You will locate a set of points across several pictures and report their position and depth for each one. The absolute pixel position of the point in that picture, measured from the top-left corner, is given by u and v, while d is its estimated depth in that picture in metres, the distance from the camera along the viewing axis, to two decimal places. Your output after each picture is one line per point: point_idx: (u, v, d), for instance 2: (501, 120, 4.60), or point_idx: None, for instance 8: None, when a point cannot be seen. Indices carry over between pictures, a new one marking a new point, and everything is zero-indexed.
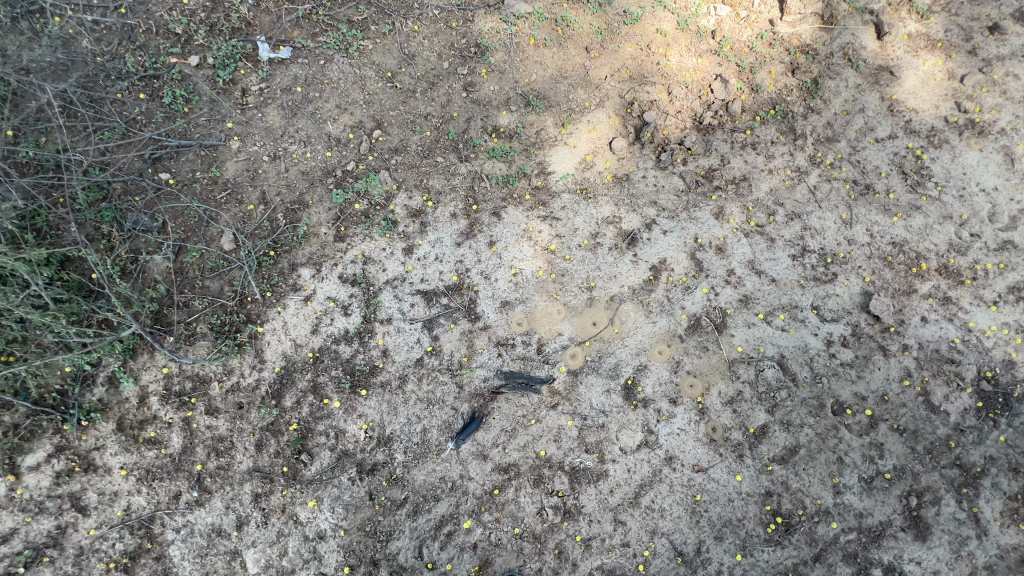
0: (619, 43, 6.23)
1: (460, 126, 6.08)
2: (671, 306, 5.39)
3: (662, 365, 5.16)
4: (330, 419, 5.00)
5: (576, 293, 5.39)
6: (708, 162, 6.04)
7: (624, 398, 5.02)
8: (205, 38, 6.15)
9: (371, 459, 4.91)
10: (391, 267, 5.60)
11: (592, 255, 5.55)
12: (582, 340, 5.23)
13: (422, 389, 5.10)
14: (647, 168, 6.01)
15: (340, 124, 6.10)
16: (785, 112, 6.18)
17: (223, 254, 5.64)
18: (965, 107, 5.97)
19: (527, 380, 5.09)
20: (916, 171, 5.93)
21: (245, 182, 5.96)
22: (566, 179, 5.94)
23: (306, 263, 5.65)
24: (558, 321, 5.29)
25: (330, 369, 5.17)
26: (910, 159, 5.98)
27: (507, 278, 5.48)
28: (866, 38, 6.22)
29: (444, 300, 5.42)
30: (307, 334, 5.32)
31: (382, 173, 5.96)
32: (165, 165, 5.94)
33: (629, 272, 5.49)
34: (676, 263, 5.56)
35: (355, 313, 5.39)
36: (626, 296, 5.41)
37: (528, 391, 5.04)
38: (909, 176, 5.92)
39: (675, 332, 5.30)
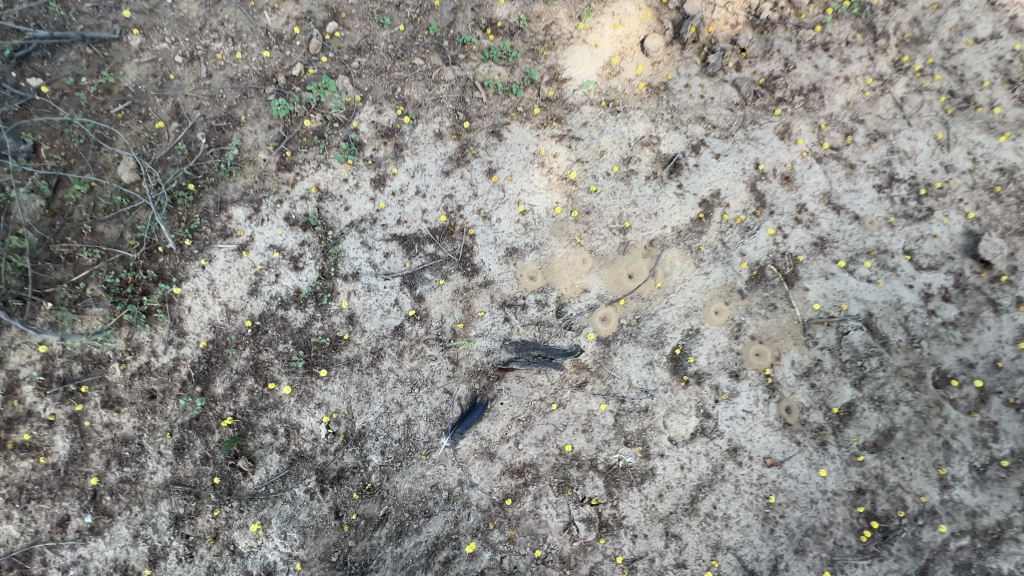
0: None
1: (443, 18, 4.47)
2: (727, 253, 4.15)
3: (719, 329, 3.94)
4: (278, 411, 3.67)
5: (605, 237, 4.06)
6: (767, 68, 4.61)
7: (671, 373, 3.83)
8: None
9: (336, 464, 3.63)
10: (356, 205, 4.15)
11: (625, 186, 4.19)
12: (615, 297, 3.96)
13: (404, 367, 3.79)
14: (690, 74, 4.55)
15: (280, 14, 4.43)
16: (861, 4, 4.61)
17: (122, 187, 4.10)
18: None
19: (544, 351, 3.84)
20: None
21: (150, 91, 4.33)
22: (587, 88, 4.45)
23: (238, 201, 4.16)
24: (582, 274, 3.97)
25: (276, 343, 3.78)
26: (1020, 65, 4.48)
27: (513, 217, 4.10)
28: None
29: (429, 249, 4.05)
30: (243, 297, 3.91)
31: (340, 79, 4.39)
32: (34, 68, 4.26)
33: (673, 208, 4.18)
34: (732, 197, 4.26)
35: (308, 267, 3.97)
36: (669, 239, 4.13)
37: (547, 366, 3.80)
38: (1018, 86, 4.46)
39: (734, 286, 4.06)
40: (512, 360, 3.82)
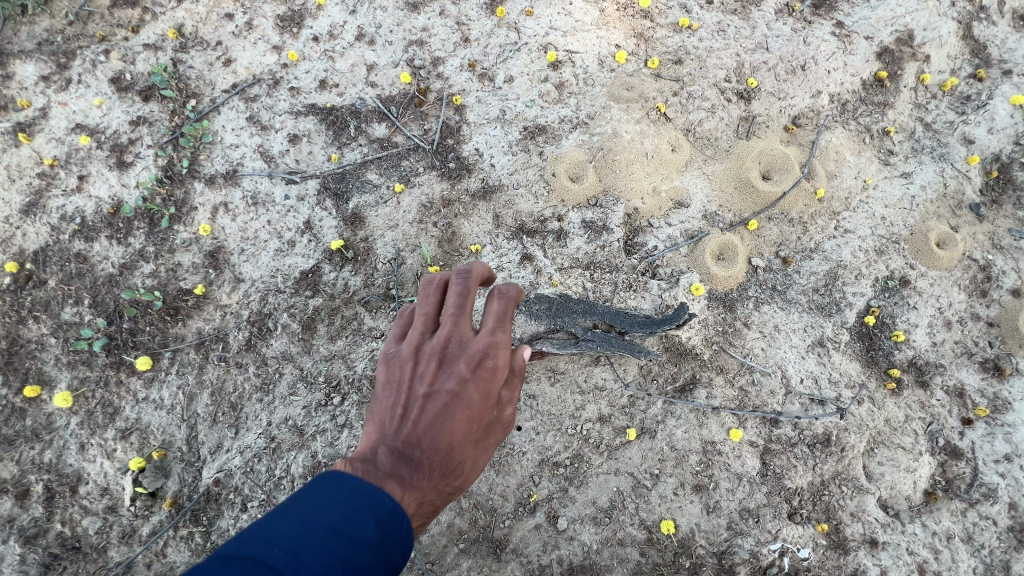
0: None
1: None
2: (936, 141, 2.22)
3: (949, 279, 1.98)
4: (36, 448, 1.72)
5: (713, 105, 2.13)
6: None
7: (863, 364, 1.89)
8: None
9: (150, 569, 1.67)
10: (245, 58, 2.25)
11: (742, 22, 2.24)
12: (739, 218, 2.02)
13: (312, 356, 1.83)
14: None
15: None
16: None
17: None
18: None
19: (605, 319, 1.84)
20: None
21: None
22: None
23: (30, 52, 2.25)
24: (672, 174, 2.05)
25: (57, 307, 1.86)
26: None
27: (534, 74, 2.19)
28: None
29: (378, 132, 2.13)
30: (9, 219, 2.00)
31: None
32: None
33: (834, 60, 2.23)
34: (934, 45, 2.26)
35: (141, 163, 2.06)
36: (828, 116, 2.20)
37: (614, 348, 1.80)
38: None
39: (962, 198, 2.12)
40: (537, 338, 1.79)
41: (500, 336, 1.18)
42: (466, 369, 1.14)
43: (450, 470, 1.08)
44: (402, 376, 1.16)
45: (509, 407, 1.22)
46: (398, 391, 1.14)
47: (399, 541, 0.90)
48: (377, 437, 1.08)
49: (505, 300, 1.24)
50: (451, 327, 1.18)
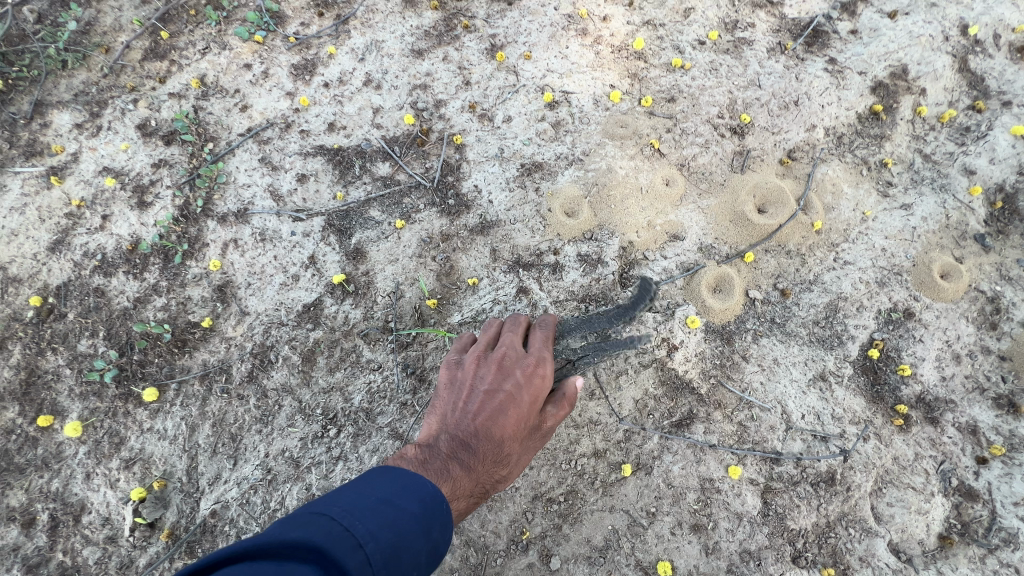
0: None
1: None
2: (936, 172, 2.20)
3: (956, 312, 1.94)
4: (46, 476, 1.78)
5: (707, 141, 2.17)
6: None
7: (868, 400, 1.83)
8: None
9: None
10: (260, 104, 2.40)
11: (734, 60, 2.32)
12: (735, 250, 2.02)
13: (312, 388, 1.87)
14: None
15: None
16: None
17: None
18: None
19: (586, 330, 1.91)
20: None
21: None
22: None
23: (67, 103, 2.46)
24: (666, 207, 2.07)
25: (74, 339, 1.95)
26: None
27: (531, 114, 2.27)
28: None
29: (382, 170, 2.23)
30: (36, 257, 2.12)
31: None
32: None
33: (827, 95, 2.28)
34: (930, 77, 2.31)
35: (160, 203, 2.19)
36: (824, 149, 2.22)
37: (609, 350, 1.88)
38: None
39: (966, 228, 2.09)
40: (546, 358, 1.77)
41: (544, 356, 1.54)
42: (520, 378, 1.46)
43: (500, 459, 1.38)
44: (466, 379, 1.49)
45: (549, 418, 1.52)
46: (462, 389, 1.47)
47: (434, 519, 1.09)
48: (444, 423, 1.40)
49: (546, 333, 1.64)
50: (506, 348, 1.54)
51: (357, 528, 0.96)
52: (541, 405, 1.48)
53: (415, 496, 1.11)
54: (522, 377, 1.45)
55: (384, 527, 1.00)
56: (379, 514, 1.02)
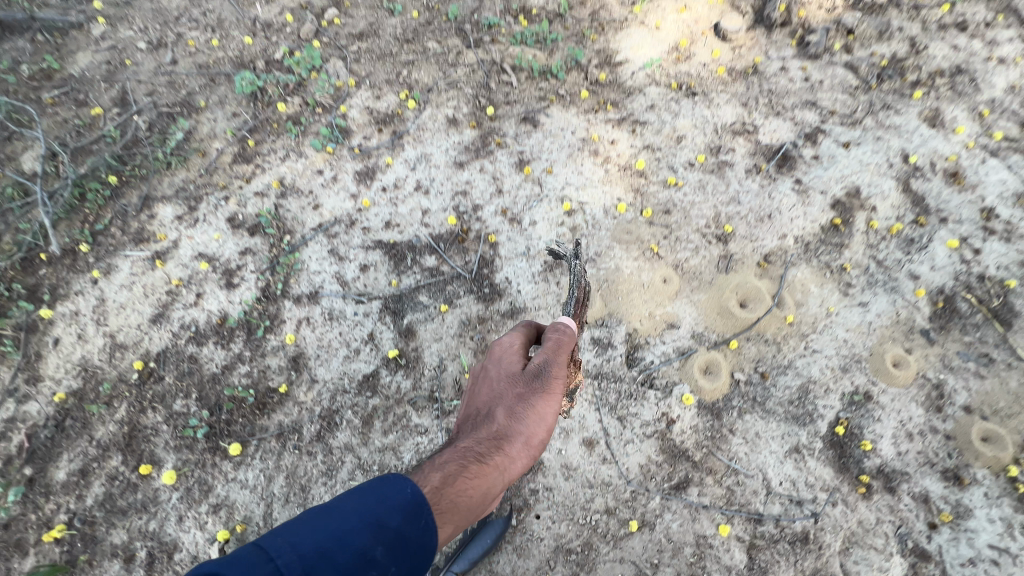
0: None
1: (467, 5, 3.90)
2: (888, 276, 2.66)
3: (907, 395, 2.33)
4: (143, 518, 2.12)
5: (697, 246, 2.66)
6: (890, 49, 3.56)
7: (837, 470, 2.18)
8: None
9: None
10: (329, 204, 2.92)
11: (719, 180, 2.87)
12: (722, 338, 2.45)
13: (369, 447, 2.23)
14: (784, 58, 3.54)
15: (273, 5, 3.99)
16: None
17: (22, 178, 3.02)
18: None
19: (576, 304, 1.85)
20: None
21: (97, 78, 3.56)
22: (650, 68, 3.47)
23: (170, 198, 2.99)
24: (664, 300, 2.52)
25: (170, 400, 2.33)
26: None
27: (553, 219, 2.78)
28: None
29: (429, 262, 2.70)
30: (140, 327, 2.55)
31: (333, 66, 3.56)
32: None
33: (794, 210, 2.81)
34: (879, 197, 2.88)
35: (245, 284, 2.65)
36: (794, 254, 2.69)
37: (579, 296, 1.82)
38: None
39: (913, 324, 2.52)
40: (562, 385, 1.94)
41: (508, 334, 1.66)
42: (486, 361, 1.60)
43: (484, 423, 1.39)
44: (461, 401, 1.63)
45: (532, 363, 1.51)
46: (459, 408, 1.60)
47: (380, 518, 1.05)
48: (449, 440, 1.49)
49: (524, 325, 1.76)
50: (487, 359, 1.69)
51: (271, 543, 0.96)
52: (514, 360, 1.53)
53: (356, 493, 1.09)
54: (486, 360, 1.61)
55: (311, 534, 1.00)
56: (309, 519, 1.02)
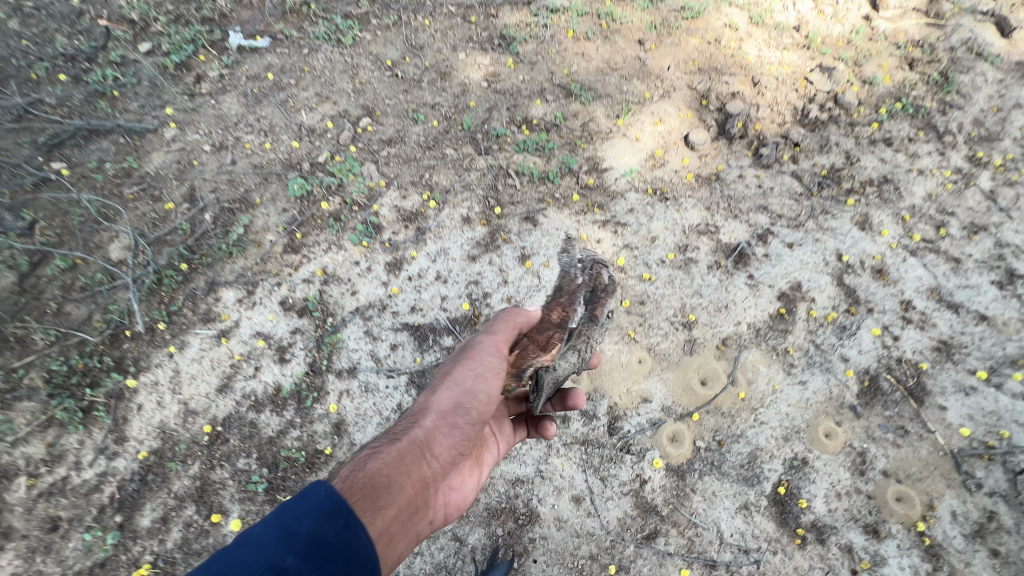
0: (679, 37, 5.43)
1: (478, 117, 4.69)
2: (824, 357, 3.23)
3: (837, 461, 2.86)
4: None
5: (666, 332, 3.25)
6: (828, 160, 4.30)
7: (778, 524, 2.69)
8: (167, 27, 5.56)
9: None
10: (365, 290, 3.53)
11: (685, 275, 3.50)
12: (686, 410, 3.00)
13: None
14: (743, 166, 4.27)
15: (317, 114, 4.78)
16: (914, 107, 4.71)
17: (109, 266, 3.66)
18: None
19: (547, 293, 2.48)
20: None
21: (169, 176, 4.27)
22: (630, 176, 4.18)
23: (232, 282, 3.60)
24: (639, 377, 3.09)
25: (235, 459, 2.88)
26: None
27: None
28: (989, 35, 5.39)
29: (447, 342, 3.29)
30: (208, 396, 3.11)
31: (367, 168, 4.27)
32: (63, 155, 4.37)
33: (748, 301, 3.42)
34: (817, 290, 3.51)
35: (295, 359, 3.22)
36: (747, 339, 3.28)
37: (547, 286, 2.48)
38: None
39: (843, 400, 3.08)
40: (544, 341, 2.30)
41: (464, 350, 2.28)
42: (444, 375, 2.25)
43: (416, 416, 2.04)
44: None
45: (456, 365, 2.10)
46: None
47: (289, 530, 1.51)
48: None
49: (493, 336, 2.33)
50: None
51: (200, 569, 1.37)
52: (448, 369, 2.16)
53: (268, 517, 1.54)
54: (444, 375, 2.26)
55: (236, 549, 1.44)
56: (233, 546, 1.45)
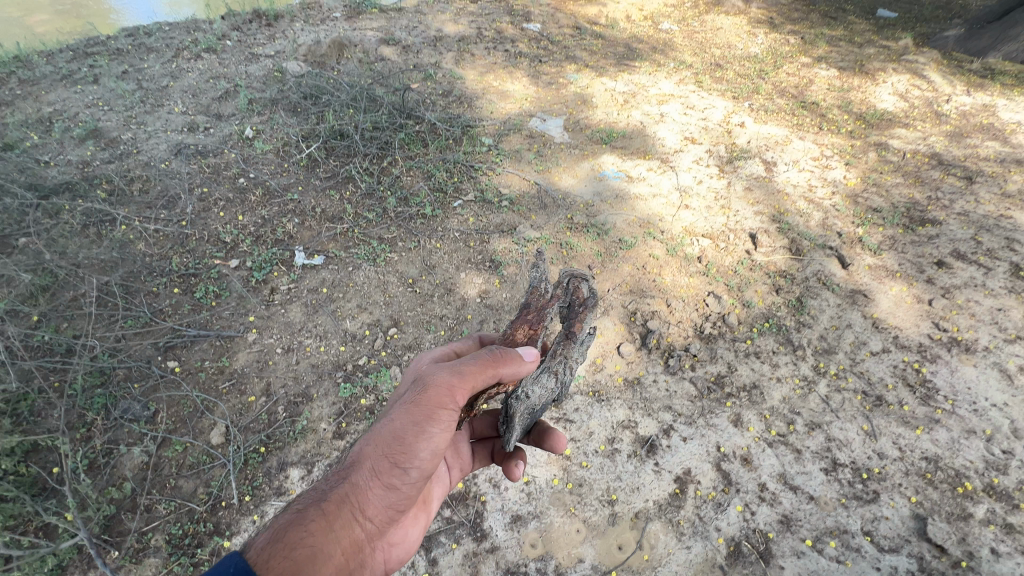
0: (617, 263, 7.63)
1: (473, 328, 6.62)
2: (704, 527, 4.77)
3: None
4: None
5: (596, 508, 4.86)
6: (715, 368, 6.17)
7: None
8: (250, 247, 7.73)
9: None
10: None
11: (611, 463, 5.17)
12: (608, 568, 4.52)
13: None
14: (657, 373, 6.11)
15: (358, 321, 6.70)
16: (778, 326, 6.74)
17: (209, 448, 5.26)
18: (902, 358, 6.41)
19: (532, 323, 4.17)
20: (897, 410, 5.82)
21: (251, 373, 6.01)
22: (578, 379, 5.97)
23: (297, 463, 5.20)
24: (577, 543, 4.64)
25: None
26: (858, 404, 5.87)
27: (518, 487, 4.99)
28: (833, 266, 7.71)
29: (445, 512, 4.81)
30: None
31: (393, 369, 6.07)
32: (175, 354, 6.16)
33: (653, 483, 5.04)
34: (702, 474, 5.14)
35: None
36: (652, 513, 4.84)
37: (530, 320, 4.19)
38: (895, 410, 5.82)
39: (715, 561, 4.57)
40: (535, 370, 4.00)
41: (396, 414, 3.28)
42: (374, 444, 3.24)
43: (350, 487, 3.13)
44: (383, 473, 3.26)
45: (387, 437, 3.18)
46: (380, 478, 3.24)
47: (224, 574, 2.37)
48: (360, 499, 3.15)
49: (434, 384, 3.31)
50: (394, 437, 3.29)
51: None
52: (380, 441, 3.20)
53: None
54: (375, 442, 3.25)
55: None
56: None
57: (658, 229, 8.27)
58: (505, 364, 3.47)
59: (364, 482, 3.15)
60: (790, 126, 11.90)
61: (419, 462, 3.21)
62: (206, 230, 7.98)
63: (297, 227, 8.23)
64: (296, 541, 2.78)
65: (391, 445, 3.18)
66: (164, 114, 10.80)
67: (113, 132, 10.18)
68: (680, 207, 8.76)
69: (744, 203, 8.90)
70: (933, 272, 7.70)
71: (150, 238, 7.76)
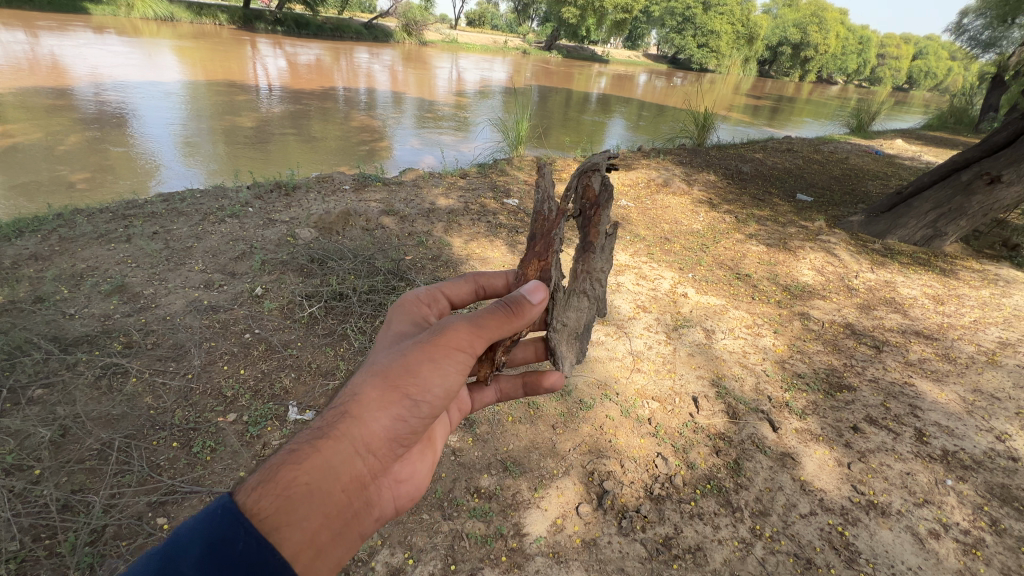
0: (578, 423, 8.62)
1: (446, 485, 7.27)
2: None
3: None
4: None
5: None
6: (663, 529, 6.86)
7: None
8: (248, 401, 8.56)
9: None
10: None
11: None
12: None
13: None
14: (611, 533, 6.76)
15: None
16: (718, 487, 7.61)
17: None
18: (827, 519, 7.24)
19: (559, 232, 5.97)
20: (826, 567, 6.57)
21: None
22: (539, 541, 6.61)
23: None
24: None
25: None
26: (792, 566, 6.52)
27: None
28: (765, 429, 8.84)
29: None
30: None
31: None
32: (165, 509, 6.61)
33: None
34: None
35: None
36: None
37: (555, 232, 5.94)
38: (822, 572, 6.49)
39: None
40: (566, 304, 6.41)
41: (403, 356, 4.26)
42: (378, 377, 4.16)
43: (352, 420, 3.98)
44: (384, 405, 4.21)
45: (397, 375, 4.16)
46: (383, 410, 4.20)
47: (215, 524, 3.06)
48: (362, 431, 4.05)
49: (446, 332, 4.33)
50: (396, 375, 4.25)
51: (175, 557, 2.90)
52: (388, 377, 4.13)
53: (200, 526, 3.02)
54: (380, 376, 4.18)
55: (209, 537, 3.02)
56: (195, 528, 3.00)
57: (614, 391, 9.47)
58: (517, 316, 4.63)
59: (372, 414, 4.05)
60: (727, 296, 14.00)
61: (428, 395, 4.26)
62: (209, 384, 8.85)
63: (293, 382, 9.17)
64: (300, 475, 3.59)
65: (405, 378, 4.16)
66: (185, 272, 12.29)
67: (137, 287, 11.49)
68: (633, 370, 10.11)
69: (688, 369, 10.33)
70: (851, 436, 8.88)
71: (157, 389, 8.57)
